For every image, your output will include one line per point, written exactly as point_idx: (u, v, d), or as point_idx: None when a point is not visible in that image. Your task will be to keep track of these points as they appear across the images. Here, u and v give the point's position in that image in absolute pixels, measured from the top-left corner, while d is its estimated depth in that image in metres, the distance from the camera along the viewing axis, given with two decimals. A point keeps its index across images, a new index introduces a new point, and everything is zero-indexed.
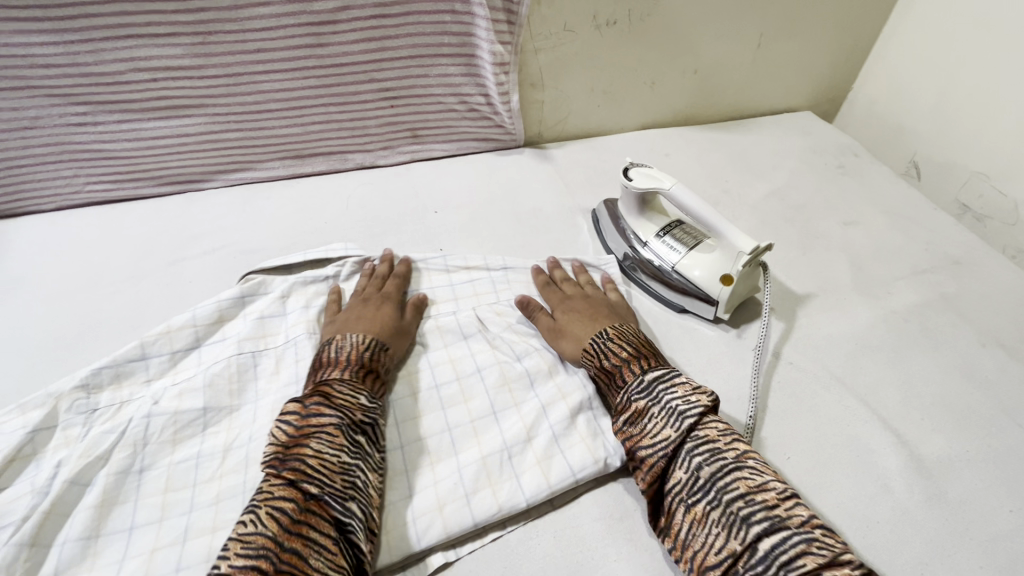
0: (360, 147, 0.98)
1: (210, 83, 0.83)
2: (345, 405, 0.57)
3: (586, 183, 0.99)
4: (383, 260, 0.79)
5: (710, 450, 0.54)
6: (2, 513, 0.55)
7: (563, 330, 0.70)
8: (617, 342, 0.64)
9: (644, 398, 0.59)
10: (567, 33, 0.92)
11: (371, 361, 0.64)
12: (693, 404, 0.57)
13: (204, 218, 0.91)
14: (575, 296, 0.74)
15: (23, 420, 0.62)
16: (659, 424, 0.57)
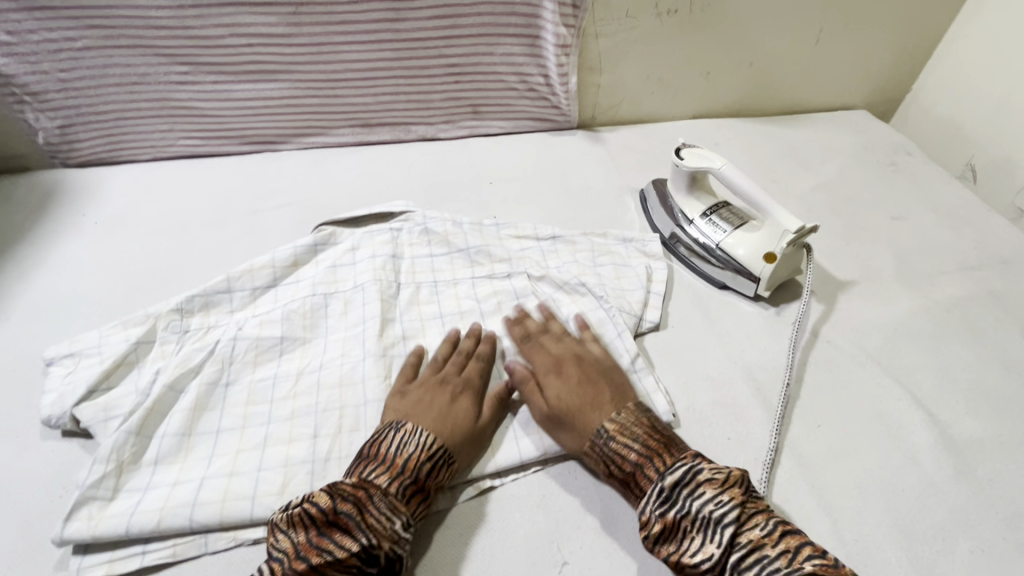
0: (424, 119, 1.04)
1: (297, 51, 0.91)
2: (374, 528, 0.50)
3: (636, 164, 1.02)
4: (468, 335, 0.71)
5: (760, 561, 0.47)
6: (113, 406, 0.64)
7: (561, 420, 0.61)
8: (623, 443, 0.57)
9: (669, 509, 0.52)
10: (628, 20, 0.95)
11: (428, 477, 0.56)
12: (724, 507, 0.50)
13: (281, 175, 0.99)
14: (568, 368, 0.65)
15: (127, 333, 0.70)
16: (696, 537, 0.50)
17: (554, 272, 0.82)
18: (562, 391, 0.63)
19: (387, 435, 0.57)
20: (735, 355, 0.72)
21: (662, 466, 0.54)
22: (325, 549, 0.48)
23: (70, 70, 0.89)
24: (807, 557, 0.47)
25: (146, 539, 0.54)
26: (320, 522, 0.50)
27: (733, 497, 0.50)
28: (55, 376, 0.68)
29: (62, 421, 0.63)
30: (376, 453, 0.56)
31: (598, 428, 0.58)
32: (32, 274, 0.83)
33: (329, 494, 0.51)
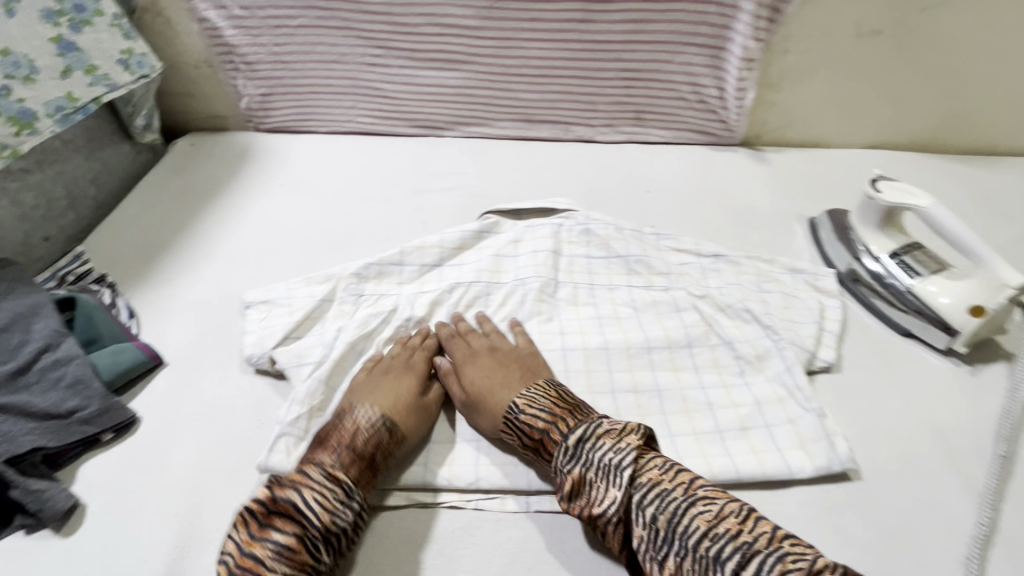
0: (586, 121, 1.05)
1: (483, 43, 0.94)
2: (314, 506, 0.53)
3: (805, 190, 0.96)
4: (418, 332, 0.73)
5: (659, 495, 0.52)
6: (303, 354, 0.70)
7: (478, 403, 0.64)
8: (531, 413, 0.61)
9: (574, 465, 0.56)
10: (823, 38, 0.91)
11: (370, 447, 0.59)
12: (623, 452, 0.55)
13: (444, 160, 1.04)
14: (482, 355, 0.69)
15: (313, 290, 0.77)
16: (602, 486, 0.54)
17: (717, 293, 0.79)
18: (478, 377, 0.66)
19: (338, 421, 0.61)
20: (923, 414, 0.66)
21: (566, 428, 0.59)
22: (266, 539, 0.52)
23: (282, 44, 0.98)
24: (699, 486, 0.53)
25: None
26: (259, 512, 0.54)
27: (632, 442, 0.56)
28: (251, 320, 0.75)
29: (261, 361, 0.70)
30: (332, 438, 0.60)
31: (510, 405, 0.62)
32: (231, 224, 0.93)
33: (268, 485, 0.56)
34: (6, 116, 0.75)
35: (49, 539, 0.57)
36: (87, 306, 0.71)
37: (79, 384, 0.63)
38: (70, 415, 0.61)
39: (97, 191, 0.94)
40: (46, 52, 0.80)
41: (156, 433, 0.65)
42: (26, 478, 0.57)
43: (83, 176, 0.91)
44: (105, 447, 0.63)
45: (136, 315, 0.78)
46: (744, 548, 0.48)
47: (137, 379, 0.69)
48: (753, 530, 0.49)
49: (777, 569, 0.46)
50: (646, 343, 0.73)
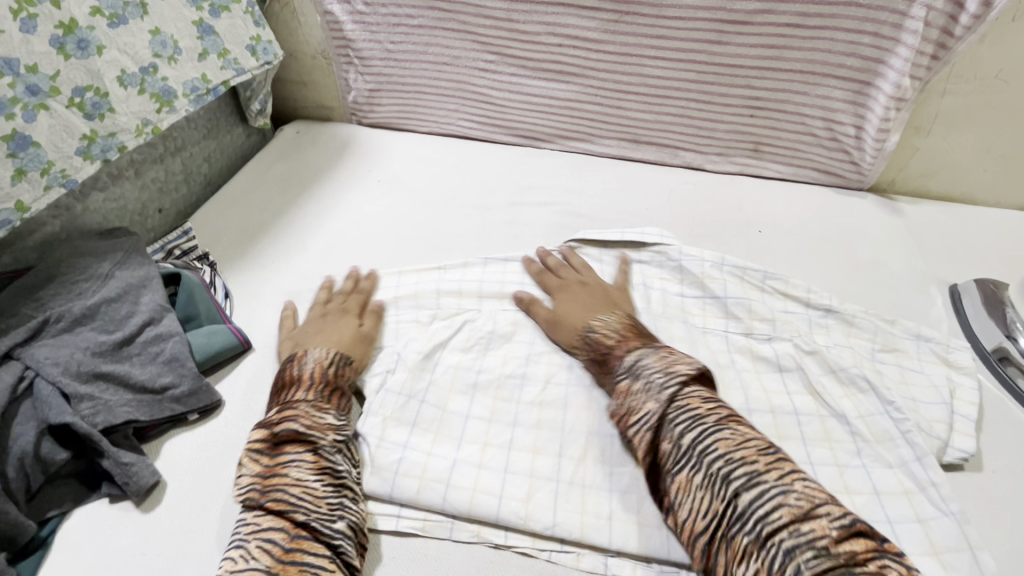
0: (695, 147, 0.98)
1: (600, 56, 0.90)
2: (315, 427, 0.57)
3: (945, 253, 0.84)
4: (349, 278, 0.79)
5: (692, 416, 0.52)
6: (380, 360, 0.70)
7: (558, 321, 0.71)
8: (602, 333, 0.66)
9: (628, 378, 0.58)
10: (995, 82, 0.79)
11: (338, 377, 0.64)
12: (671, 377, 0.55)
13: (540, 173, 1.00)
14: (575, 286, 0.75)
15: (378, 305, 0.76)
16: (643, 400, 0.55)
17: (829, 351, 0.69)
18: (564, 301, 0.73)
19: (288, 364, 0.65)
20: None
21: (628, 347, 0.62)
22: (285, 460, 0.54)
23: (398, 42, 0.99)
24: (737, 421, 0.52)
25: (401, 504, 0.59)
26: (273, 441, 0.56)
27: (683, 371, 0.56)
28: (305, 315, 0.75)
29: None
30: (286, 380, 0.63)
31: (587, 326, 0.67)
32: (326, 214, 0.93)
33: (264, 428, 0.57)
34: (150, 93, 0.78)
35: (128, 512, 0.57)
36: (190, 283, 0.73)
37: (174, 361, 0.65)
38: (163, 391, 0.63)
39: (209, 169, 0.98)
40: (188, 34, 0.83)
41: (236, 421, 0.65)
42: (118, 449, 0.58)
43: (199, 153, 0.95)
44: (189, 426, 0.64)
45: (231, 296, 0.80)
46: (755, 475, 0.47)
47: (225, 362, 0.70)
48: (771, 466, 0.48)
49: (778, 497, 0.45)
50: (745, 403, 0.65)
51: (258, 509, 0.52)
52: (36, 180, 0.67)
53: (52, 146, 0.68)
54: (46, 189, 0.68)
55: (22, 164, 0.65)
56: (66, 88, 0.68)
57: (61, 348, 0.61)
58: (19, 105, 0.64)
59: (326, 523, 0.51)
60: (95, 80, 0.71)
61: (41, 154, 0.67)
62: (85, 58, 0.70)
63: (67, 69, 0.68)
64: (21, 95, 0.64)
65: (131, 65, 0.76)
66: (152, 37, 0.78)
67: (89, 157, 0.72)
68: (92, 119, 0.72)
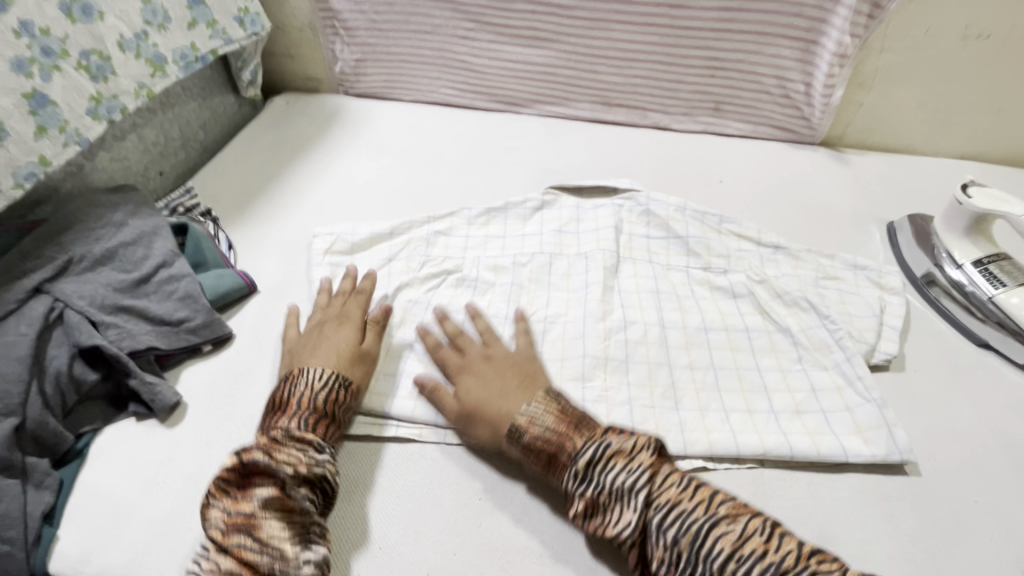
0: (662, 108, 1.06)
1: (572, 22, 0.97)
2: (288, 462, 0.56)
3: (885, 194, 0.94)
4: (347, 276, 0.77)
5: (680, 516, 0.51)
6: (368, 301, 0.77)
7: (474, 414, 0.62)
8: (533, 433, 0.58)
9: (587, 488, 0.54)
10: (925, 38, 0.88)
11: (329, 404, 0.62)
12: (636, 475, 0.53)
13: (520, 135, 1.07)
14: (477, 365, 0.67)
15: (374, 254, 0.83)
16: (616, 509, 0.53)
17: (775, 279, 0.79)
18: (474, 388, 0.64)
19: (285, 387, 0.63)
20: (990, 420, 0.65)
21: (576, 445, 0.56)
22: (252, 495, 0.55)
23: (382, 13, 1.04)
24: (720, 501, 0.52)
25: (398, 417, 0.67)
26: (240, 474, 0.56)
27: (643, 460, 0.53)
28: (316, 250, 0.83)
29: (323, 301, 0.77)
30: (280, 403, 0.62)
31: (512, 423, 0.59)
32: (318, 177, 0.99)
33: (237, 454, 0.57)
34: (144, 58, 0.83)
35: (155, 427, 0.64)
36: (196, 234, 0.79)
37: (189, 297, 0.71)
38: (179, 323, 0.69)
39: (205, 137, 1.03)
40: (178, 4, 0.87)
41: (247, 352, 0.72)
42: (143, 371, 0.65)
43: (195, 121, 1.00)
44: (204, 356, 0.71)
45: (234, 247, 0.86)
46: (770, 570, 0.47)
47: (232, 303, 0.77)
48: (780, 547, 0.48)
49: None
50: (703, 324, 0.74)
51: (223, 550, 0.52)
52: (55, 137, 0.72)
53: (65, 105, 0.73)
54: (64, 146, 0.73)
55: (42, 122, 0.71)
56: (74, 51, 0.74)
57: (85, 285, 0.67)
58: (36, 65, 0.69)
59: (292, 569, 0.51)
60: (99, 44, 0.77)
61: (58, 112, 0.72)
62: (89, 23, 0.75)
63: (74, 34, 0.74)
64: (37, 56, 0.70)
65: (127, 31, 0.80)
66: (143, 6, 0.83)
67: (98, 117, 0.77)
68: (97, 81, 0.77)
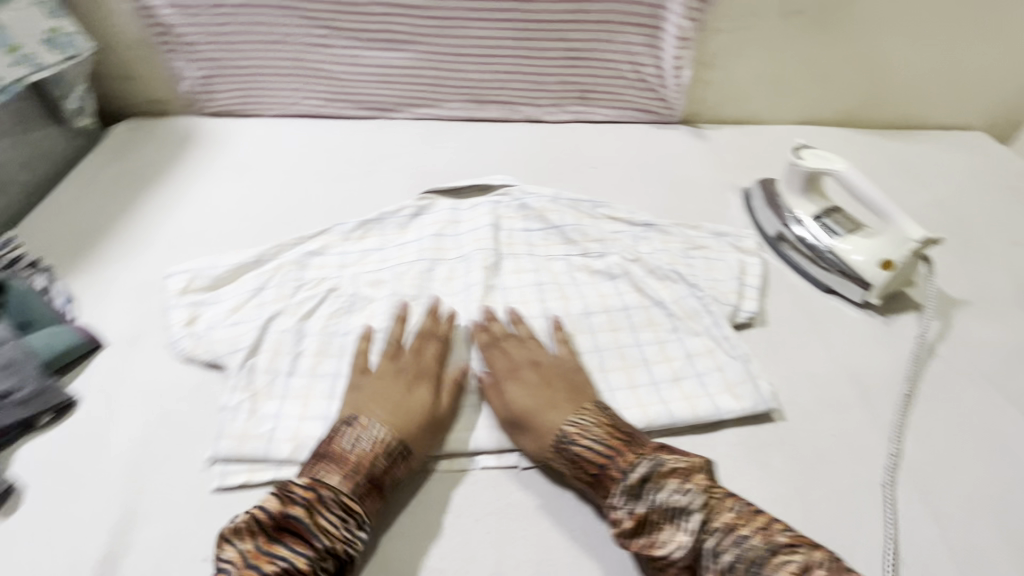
0: (531, 100, 1.07)
1: (427, 23, 0.95)
2: (326, 530, 0.52)
3: (739, 163, 1.02)
4: (429, 313, 0.73)
5: (738, 543, 0.50)
6: (236, 338, 0.71)
7: (522, 423, 0.62)
8: (583, 445, 0.57)
9: (638, 505, 0.52)
10: (751, 18, 0.96)
11: (386, 474, 0.57)
12: (691, 495, 0.52)
13: (393, 141, 1.04)
14: (525, 371, 0.66)
15: (242, 284, 0.77)
16: (669, 529, 0.52)
17: (647, 257, 0.82)
18: (519, 395, 0.63)
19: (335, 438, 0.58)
20: (839, 358, 0.72)
21: (625, 464, 0.55)
22: (276, 556, 0.50)
23: (223, 25, 0.97)
24: (780, 530, 0.51)
25: (279, 460, 0.61)
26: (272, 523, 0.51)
27: (696, 483, 0.53)
28: (171, 292, 0.76)
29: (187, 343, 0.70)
30: (327, 449, 0.58)
31: (559, 432, 0.59)
32: (171, 208, 0.90)
33: (278, 497, 0.53)
34: None
35: None
36: (19, 290, 0.70)
37: (13, 365, 0.62)
38: (2, 397, 0.60)
39: (29, 177, 0.91)
40: None
41: (96, 415, 0.64)
42: None
43: (11, 160, 0.87)
44: (42, 429, 0.63)
45: (74, 299, 0.76)
46: None
47: (74, 363, 0.69)
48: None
49: None
50: (586, 309, 0.76)
51: None
52: None
53: None
54: None
55: None
56: None
57: None
58: None
59: None
60: None
61: None
62: None
63: None
64: None
65: None
66: None
67: None
68: None
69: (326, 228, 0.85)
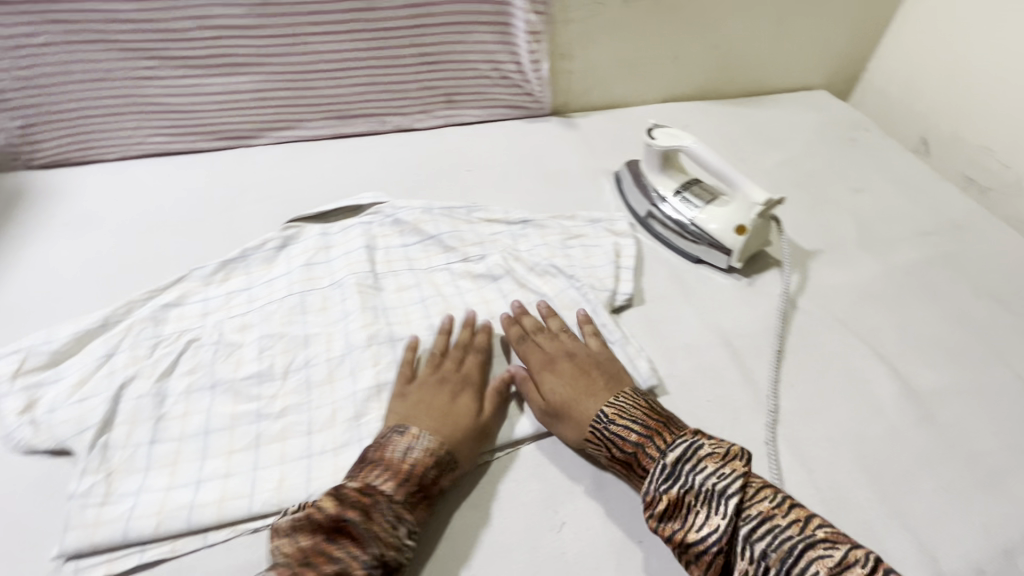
0: (398, 110, 1.04)
1: (266, 42, 0.90)
2: (377, 535, 0.50)
3: (609, 148, 1.04)
4: (467, 324, 0.72)
5: (772, 531, 0.48)
6: (85, 415, 0.63)
7: (560, 412, 0.62)
8: (623, 424, 0.58)
9: (673, 485, 0.51)
10: (596, 6, 0.98)
11: (433, 482, 0.56)
12: (729, 479, 0.51)
13: (255, 170, 0.98)
14: (563, 363, 0.66)
15: (86, 353, 0.69)
16: (702, 512, 0.50)
17: (526, 254, 0.82)
18: (557, 385, 0.64)
19: (390, 450, 0.57)
20: (712, 324, 0.75)
21: (663, 444, 0.56)
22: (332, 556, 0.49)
23: (29, 67, 0.85)
24: (817, 524, 0.49)
25: (143, 539, 0.56)
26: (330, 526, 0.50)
27: (736, 467, 0.52)
28: None
29: (23, 433, 0.62)
30: (377, 457, 0.57)
31: (598, 414, 0.60)
32: None
33: (336, 497, 0.52)
34: None
35: None
36: None
37: None
38: None
39: None
40: None
41: None
42: None
43: None
44: None
45: None
46: None
47: None
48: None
49: None
50: (470, 318, 0.75)
51: None
52: None
53: None
54: None
55: None
56: None
57: None
58: None
59: None
60: None
61: None
62: None
63: None
64: None
65: None
66: None
67: None
68: None
69: (182, 275, 0.78)
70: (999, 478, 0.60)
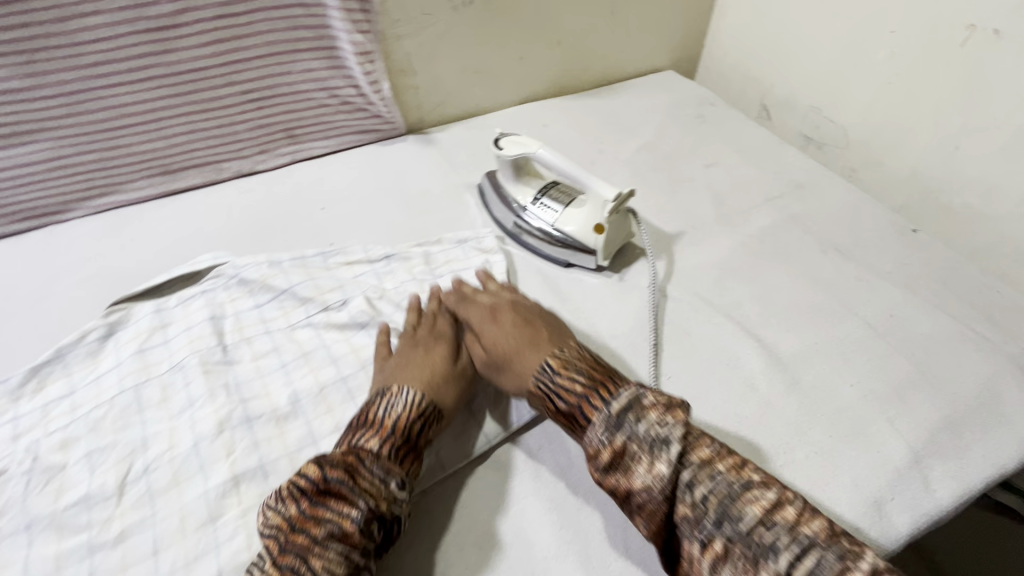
0: (234, 154, 0.95)
1: (49, 104, 0.77)
2: (367, 491, 0.50)
3: (471, 160, 1.01)
4: (432, 297, 0.72)
5: (713, 478, 0.48)
6: None
7: (502, 366, 0.62)
8: (567, 375, 0.56)
9: (616, 435, 0.50)
10: (425, 17, 0.94)
11: (417, 434, 0.57)
12: (671, 426, 0.50)
13: (70, 250, 0.85)
14: (504, 314, 0.66)
15: None
16: (645, 461, 0.49)
17: (392, 291, 0.77)
18: (500, 338, 0.63)
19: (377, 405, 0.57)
20: (590, 328, 0.74)
21: (607, 394, 0.53)
22: (322, 517, 0.48)
23: None
24: (753, 469, 0.50)
25: None
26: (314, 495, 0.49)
27: (677, 417, 0.51)
28: None
29: None
30: (361, 420, 0.57)
31: (541, 363, 0.58)
32: None
33: (318, 463, 0.51)
34: None
35: None
36: None
37: None
38: None
39: None
40: None
41: None
42: None
43: None
44: None
45: None
46: (802, 541, 0.44)
47: None
48: (813, 524, 0.45)
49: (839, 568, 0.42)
50: (339, 374, 0.68)
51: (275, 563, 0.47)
52: None
53: None
54: None
55: None
56: None
57: None
58: None
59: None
60: None
61: None
62: None
63: None
64: None
65: None
66: None
67: None
68: None
69: None
70: (862, 427, 0.63)
